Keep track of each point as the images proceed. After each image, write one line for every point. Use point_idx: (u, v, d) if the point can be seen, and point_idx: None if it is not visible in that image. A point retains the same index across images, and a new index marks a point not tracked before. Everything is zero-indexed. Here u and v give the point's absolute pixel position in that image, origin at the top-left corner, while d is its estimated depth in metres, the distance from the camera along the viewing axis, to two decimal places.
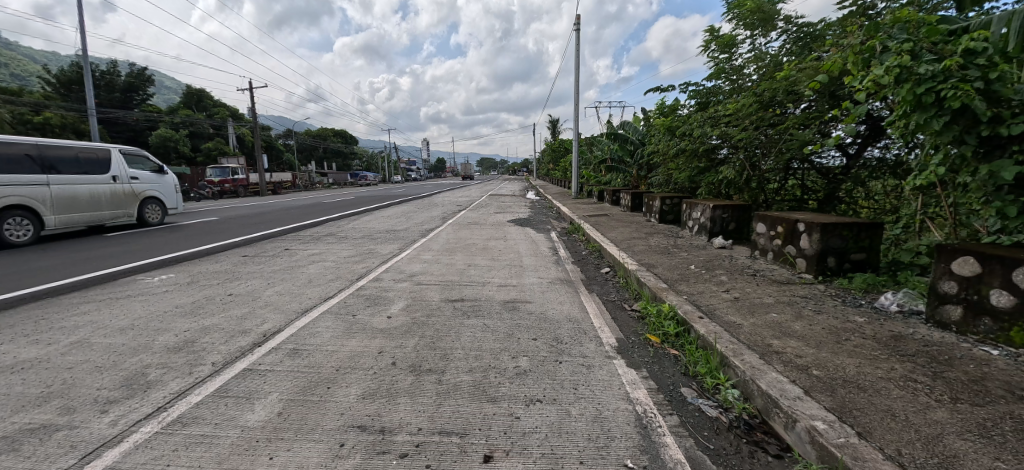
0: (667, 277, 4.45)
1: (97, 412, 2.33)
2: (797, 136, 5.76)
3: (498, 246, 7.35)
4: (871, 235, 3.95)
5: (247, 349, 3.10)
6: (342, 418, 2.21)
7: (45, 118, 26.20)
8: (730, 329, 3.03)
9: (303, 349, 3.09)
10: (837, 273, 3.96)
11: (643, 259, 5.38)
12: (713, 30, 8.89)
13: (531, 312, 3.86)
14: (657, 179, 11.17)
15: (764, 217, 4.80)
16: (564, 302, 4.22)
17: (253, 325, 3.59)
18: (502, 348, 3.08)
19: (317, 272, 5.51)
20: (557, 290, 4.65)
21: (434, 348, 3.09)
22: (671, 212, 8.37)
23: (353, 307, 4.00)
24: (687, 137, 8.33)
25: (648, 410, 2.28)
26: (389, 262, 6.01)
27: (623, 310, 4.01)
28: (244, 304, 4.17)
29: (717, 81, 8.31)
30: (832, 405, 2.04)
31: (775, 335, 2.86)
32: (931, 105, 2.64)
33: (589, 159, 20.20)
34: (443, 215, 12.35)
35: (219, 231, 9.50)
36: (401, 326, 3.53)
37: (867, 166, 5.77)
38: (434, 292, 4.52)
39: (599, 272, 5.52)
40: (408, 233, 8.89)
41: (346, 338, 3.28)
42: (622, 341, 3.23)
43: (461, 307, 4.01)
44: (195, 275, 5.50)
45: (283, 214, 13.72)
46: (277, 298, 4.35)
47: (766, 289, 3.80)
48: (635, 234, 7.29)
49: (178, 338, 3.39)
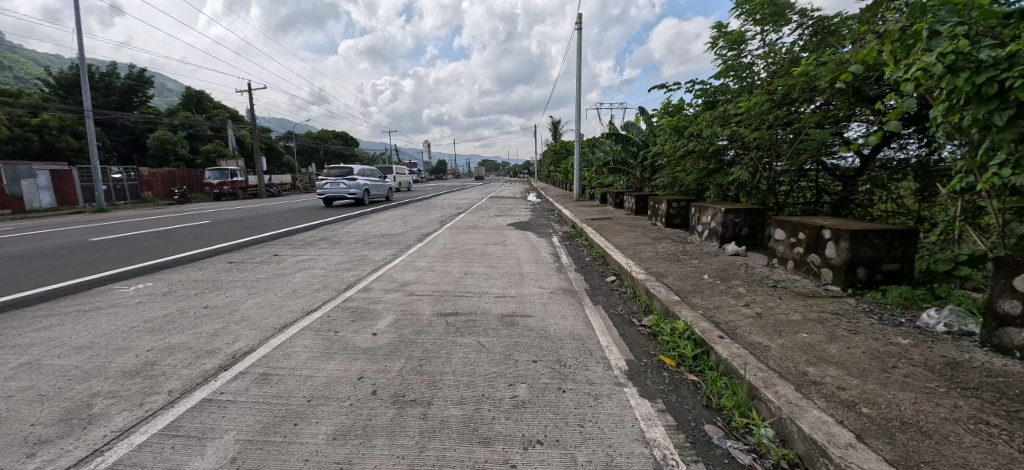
0: (679, 288, 4.09)
1: (20, 457, 1.98)
2: (814, 136, 5.41)
3: (497, 251, 7.01)
4: (906, 244, 3.59)
5: (211, 374, 2.76)
6: (304, 466, 1.86)
7: (42, 120, 25.97)
8: (756, 352, 2.67)
9: (273, 373, 2.74)
10: (867, 285, 3.60)
11: (651, 267, 5.03)
12: (721, 26, 8.57)
13: (531, 328, 3.51)
14: (662, 181, 10.81)
15: (782, 222, 4.41)
16: (567, 316, 3.86)
17: (223, 345, 3.24)
18: (498, 374, 2.72)
19: (303, 281, 5.16)
20: (560, 302, 4.29)
21: (421, 373, 2.74)
22: (678, 216, 7.95)
23: (336, 323, 3.64)
24: (695, 137, 7.98)
25: (668, 456, 1.92)
26: (381, 270, 5.66)
27: (631, 326, 3.65)
28: (218, 319, 3.82)
29: (726, 78, 7.97)
30: (894, 457, 1.68)
31: (810, 360, 2.50)
32: (993, 97, 2.28)
33: (591, 161, 19.88)
34: (441, 218, 12.00)
35: (210, 235, 9.16)
36: (386, 346, 3.17)
37: (885, 167, 5.47)
38: (426, 305, 4.17)
39: (604, 281, 5.15)
40: (404, 238, 8.54)
41: (323, 360, 2.93)
42: (633, 365, 2.87)
43: (455, 322, 3.65)
44: (174, 284, 5.16)
45: (278, 217, 13.40)
46: (256, 310, 4.02)
47: (790, 303, 3.44)
48: (641, 239, 6.92)
49: (138, 359, 3.05)
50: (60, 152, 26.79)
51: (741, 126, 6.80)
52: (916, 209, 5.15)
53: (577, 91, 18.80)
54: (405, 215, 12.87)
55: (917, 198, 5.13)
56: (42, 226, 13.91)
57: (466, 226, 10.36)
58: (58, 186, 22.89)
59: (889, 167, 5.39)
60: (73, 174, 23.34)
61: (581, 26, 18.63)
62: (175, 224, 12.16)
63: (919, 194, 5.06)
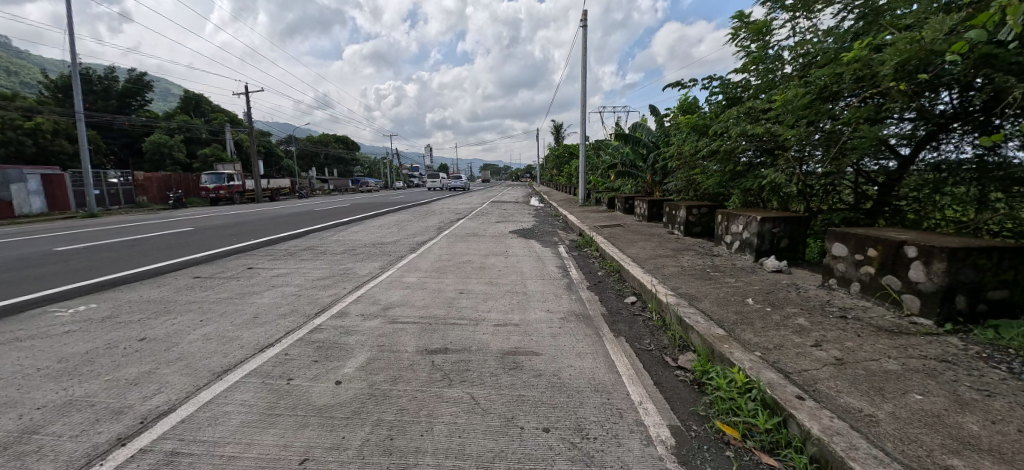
0: (721, 317, 3.30)
1: None
2: (865, 134, 4.70)
3: (497, 265, 6.23)
4: (1017, 265, 2.81)
5: (99, 452, 2.00)
6: None
7: (35, 124, 25.45)
8: (859, 426, 1.89)
9: (183, 452, 1.98)
10: (967, 318, 2.82)
11: (678, 286, 4.24)
12: (744, 16, 7.81)
13: (540, 375, 2.72)
14: (675, 184, 10.03)
15: (843, 235, 3.63)
16: (584, 354, 3.08)
17: (138, 400, 2.49)
18: (496, 453, 1.95)
19: (269, 303, 4.40)
20: (574, 333, 3.50)
21: (388, 451, 1.97)
22: (699, 224, 7.14)
23: (293, 366, 2.87)
24: (717, 136, 7.27)
25: None
26: (362, 288, 4.90)
27: (667, 370, 2.87)
28: (148, 358, 3.06)
29: (749, 72, 7.25)
30: None
31: (948, 447, 1.72)
32: None
33: (597, 164, 19.16)
34: (438, 226, 11.22)
35: (187, 244, 8.42)
36: (348, 404, 2.40)
37: (927, 169, 4.91)
38: (409, 337, 3.40)
39: (623, 303, 4.37)
40: (396, 248, 7.77)
41: (259, 429, 2.16)
42: (682, 437, 2.09)
43: (442, 365, 2.88)
44: (120, 306, 4.43)
45: (267, 223, 12.66)
46: (199, 346, 3.26)
47: (875, 344, 2.65)
48: (660, 250, 6.12)
49: (15, 422, 2.29)
50: (54, 156, 26.34)
51: (773, 123, 6.10)
52: (974, 218, 4.52)
53: (582, 92, 18.14)
54: (400, 221, 12.13)
55: (978, 205, 4.48)
56: (19, 232, 13.20)
57: (465, 234, 9.60)
58: (49, 191, 22.31)
59: (940, 169, 4.76)
60: (64, 179, 22.76)
61: (586, 26, 18.00)
62: (155, 231, 11.45)
63: (980, 200, 4.43)
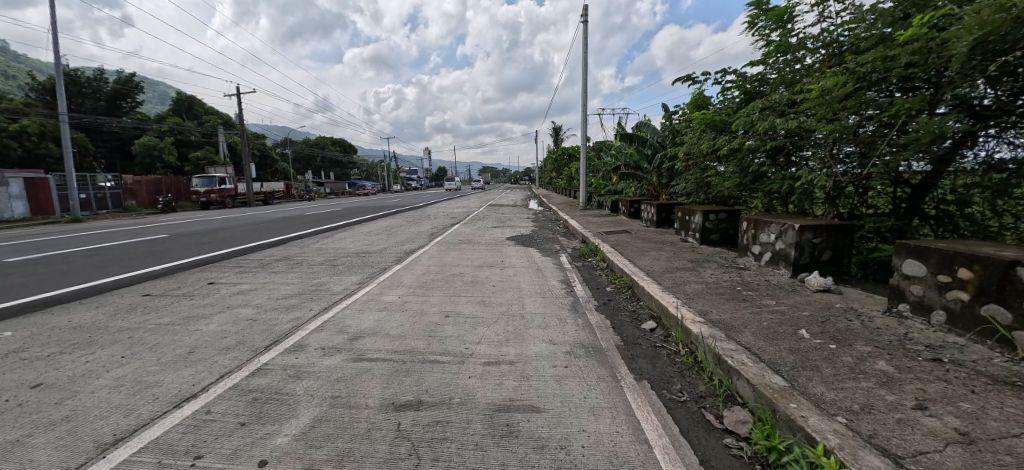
0: (775, 358, 2.57)
1: None
2: (923, 127, 3.96)
3: (492, 278, 5.50)
4: None
5: None
6: None
7: (21, 126, 24.76)
8: None
9: None
10: None
11: (708, 310, 3.51)
12: (762, 3, 7.12)
13: (543, 448, 1.99)
14: (685, 187, 9.33)
15: (920, 250, 2.91)
16: (600, 410, 2.35)
17: None
18: None
19: (215, 331, 3.65)
20: (585, 376, 2.77)
21: None
22: (716, 231, 6.44)
23: (211, 434, 2.13)
24: (737, 134, 6.57)
25: None
26: (331, 310, 4.16)
27: (712, 436, 2.12)
28: (25, 421, 2.31)
29: (770, 63, 6.56)
30: None
31: None
32: None
33: (598, 165, 18.49)
34: (431, 231, 10.49)
35: (154, 254, 7.67)
36: None
37: (976, 171, 4.14)
38: (375, 383, 2.67)
39: (641, 329, 3.64)
40: (381, 257, 7.04)
41: None
42: None
43: (411, 430, 2.15)
44: (37, 336, 3.67)
45: (250, 229, 11.92)
46: (103, 399, 2.52)
47: (1004, 410, 1.91)
48: (677, 261, 5.40)
49: None
50: (40, 160, 25.65)
51: (804, 117, 5.39)
52: None
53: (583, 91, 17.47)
54: (391, 226, 11.41)
55: None
56: None
57: (459, 241, 8.87)
58: (32, 195, 21.55)
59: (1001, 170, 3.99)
60: (48, 183, 21.99)
61: (586, 22, 17.36)
62: (127, 238, 10.67)
63: None
